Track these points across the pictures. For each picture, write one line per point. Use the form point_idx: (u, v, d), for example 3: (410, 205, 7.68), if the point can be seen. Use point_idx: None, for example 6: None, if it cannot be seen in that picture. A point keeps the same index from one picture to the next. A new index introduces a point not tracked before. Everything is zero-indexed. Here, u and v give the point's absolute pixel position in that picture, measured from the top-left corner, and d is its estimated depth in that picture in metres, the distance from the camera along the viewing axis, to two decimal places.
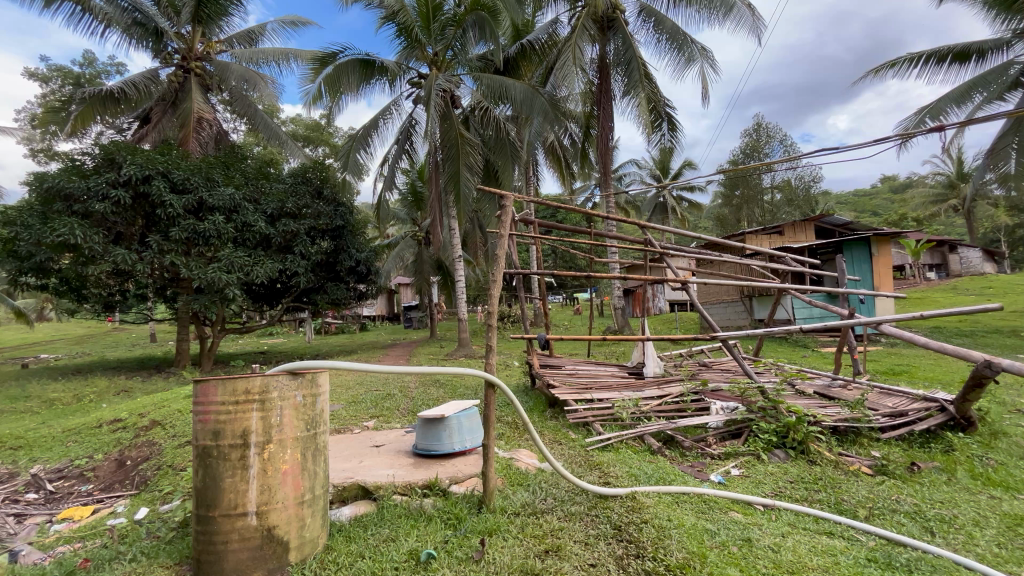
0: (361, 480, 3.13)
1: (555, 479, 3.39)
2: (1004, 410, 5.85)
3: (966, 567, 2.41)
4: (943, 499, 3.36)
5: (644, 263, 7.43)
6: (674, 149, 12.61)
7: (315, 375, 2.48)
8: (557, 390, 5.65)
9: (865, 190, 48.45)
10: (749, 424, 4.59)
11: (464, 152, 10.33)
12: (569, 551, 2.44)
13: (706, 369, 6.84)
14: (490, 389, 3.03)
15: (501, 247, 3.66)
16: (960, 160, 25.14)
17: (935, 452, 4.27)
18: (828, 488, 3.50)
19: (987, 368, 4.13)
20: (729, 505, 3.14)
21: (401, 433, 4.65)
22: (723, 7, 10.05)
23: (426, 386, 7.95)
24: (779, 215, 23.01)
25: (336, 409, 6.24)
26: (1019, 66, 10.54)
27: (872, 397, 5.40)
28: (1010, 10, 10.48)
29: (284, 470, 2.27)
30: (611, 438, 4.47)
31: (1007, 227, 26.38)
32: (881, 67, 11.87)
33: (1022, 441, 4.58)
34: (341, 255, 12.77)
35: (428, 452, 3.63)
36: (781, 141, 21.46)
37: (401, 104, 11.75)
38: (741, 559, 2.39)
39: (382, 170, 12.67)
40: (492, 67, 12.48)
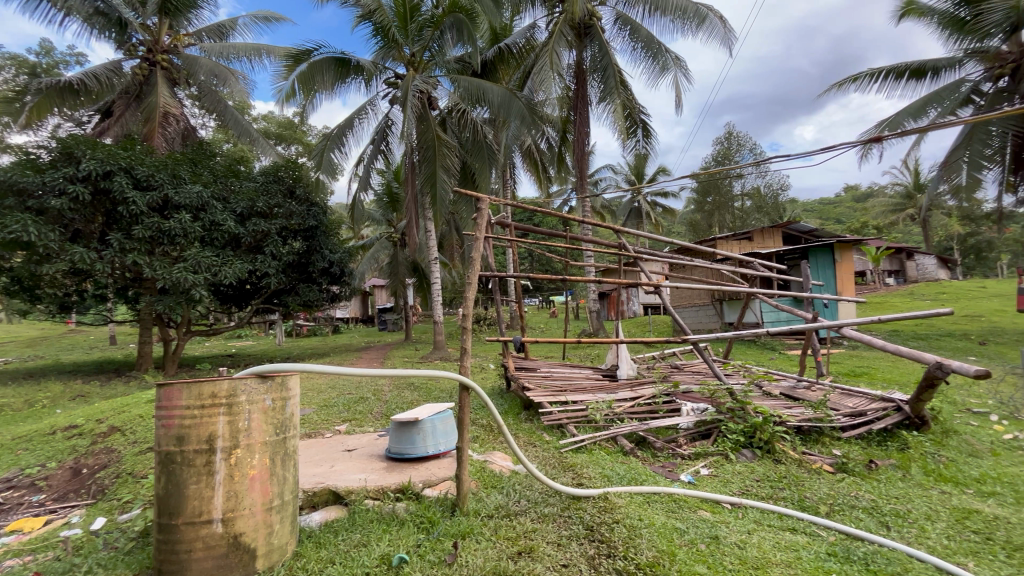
0: (332, 484, 3.08)
1: (529, 481, 3.41)
2: (956, 410, 6.17)
3: (919, 559, 2.53)
4: (898, 495, 3.52)
5: (618, 267, 7.53)
6: (649, 155, 12.85)
7: (286, 379, 2.44)
8: (532, 392, 5.67)
9: (831, 199, 50.29)
10: (718, 424, 4.72)
11: (441, 153, 10.29)
12: (542, 552, 2.46)
13: (678, 371, 6.98)
14: (464, 392, 3.02)
15: (477, 250, 3.65)
16: (917, 172, 26.43)
17: (891, 450, 4.47)
18: (792, 486, 3.62)
19: (938, 369, 4.36)
20: (698, 504, 3.22)
21: (374, 437, 4.59)
22: (696, 18, 10.33)
23: (401, 390, 7.86)
24: (749, 222, 23.70)
25: (307, 413, 6.11)
26: (970, 84, 11.18)
27: (834, 397, 5.61)
28: (962, 31, 11.12)
29: (251, 475, 2.21)
30: (585, 440, 4.52)
31: (960, 236, 27.84)
32: (844, 81, 12.41)
33: (971, 439, 4.83)
34: (314, 255, 12.57)
35: (401, 456, 3.60)
36: (750, 150, 22.15)
37: (377, 104, 11.64)
38: (709, 557, 2.45)
39: (357, 171, 12.50)
40: (469, 69, 12.48)
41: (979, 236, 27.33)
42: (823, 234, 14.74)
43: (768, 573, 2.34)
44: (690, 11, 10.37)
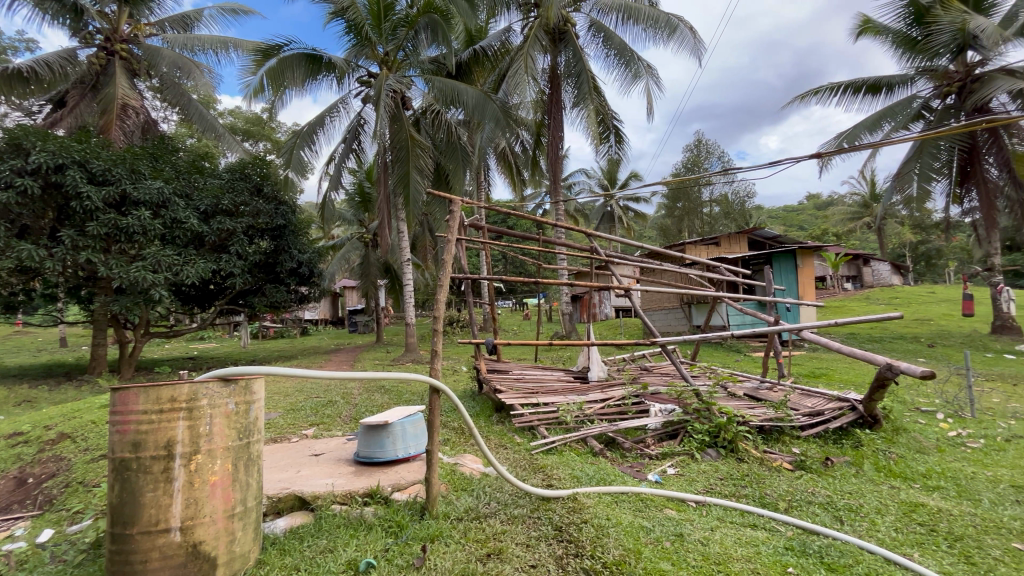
0: (299, 490, 3.02)
1: (499, 483, 3.41)
2: (906, 409, 6.50)
3: (870, 552, 2.66)
4: (851, 490, 3.69)
5: (591, 271, 7.63)
6: (621, 160, 13.08)
7: (250, 383, 2.37)
8: (504, 395, 5.69)
9: (794, 206, 52.19)
10: (684, 424, 4.83)
11: (415, 154, 10.20)
12: (510, 554, 2.48)
13: (647, 373, 7.13)
14: (434, 394, 2.99)
15: (449, 252, 3.64)
16: (873, 182, 27.75)
17: (846, 447, 4.69)
18: (754, 483, 3.75)
19: (888, 369, 4.59)
20: (664, 503, 3.29)
21: (343, 441, 4.52)
22: (667, 28, 10.59)
23: (371, 393, 7.74)
24: (716, 227, 24.41)
25: (273, 417, 5.94)
26: (921, 100, 11.81)
27: (795, 397, 5.83)
28: (914, 50, 11.75)
29: (212, 482, 2.14)
30: (555, 441, 4.56)
31: (912, 244, 29.38)
32: (806, 94, 12.93)
33: (919, 436, 5.10)
34: (282, 256, 12.28)
35: (370, 460, 3.55)
36: (718, 158, 22.82)
37: (349, 102, 11.47)
38: (673, 554, 2.51)
39: (328, 169, 12.27)
40: (444, 70, 12.41)
41: (928, 244, 28.89)
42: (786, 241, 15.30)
43: (730, 568, 2.42)
44: (661, 20, 10.59)
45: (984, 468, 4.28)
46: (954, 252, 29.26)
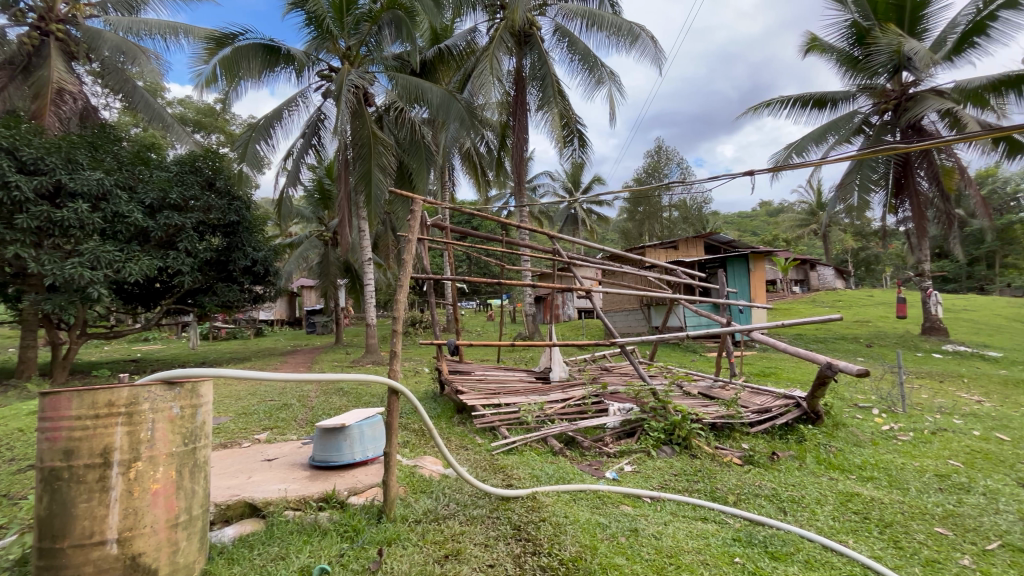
0: (249, 497, 2.91)
1: (459, 484, 3.40)
2: (846, 405, 6.92)
3: (810, 540, 2.83)
4: (795, 483, 3.90)
5: (553, 272, 7.72)
6: (585, 164, 13.29)
7: (197, 385, 2.27)
8: (465, 396, 5.66)
9: (747, 212, 54.52)
10: (641, 423, 4.96)
11: (377, 151, 10.00)
12: (468, 554, 2.48)
13: (606, 373, 7.28)
14: (394, 395, 2.95)
15: (410, 251, 3.60)
16: (820, 191, 29.39)
17: (791, 442, 4.96)
18: (705, 478, 3.90)
19: (828, 368, 4.88)
20: (621, 499, 3.38)
21: (298, 445, 4.38)
22: (629, 36, 10.86)
23: (328, 395, 7.53)
24: (675, 231, 25.22)
25: (223, 422, 5.69)
26: (862, 116, 12.63)
27: (745, 395, 6.09)
28: (856, 68, 12.54)
29: (154, 490, 2.03)
30: (516, 441, 4.59)
31: (854, 250, 31.29)
32: (759, 106, 13.57)
33: (856, 430, 5.45)
34: (235, 253, 11.78)
35: (326, 464, 3.46)
36: (677, 164, 23.59)
37: (309, 96, 11.15)
38: (628, 548, 2.59)
39: (286, 165, 11.86)
40: (408, 67, 12.24)
41: (868, 251, 30.90)
42: (739, 246, 16.00)
43: (681, 561, 2.50)
44: (624, 28, 10.83)
45: (912, 459, 4.62)
46: (890, 258, 31.40)
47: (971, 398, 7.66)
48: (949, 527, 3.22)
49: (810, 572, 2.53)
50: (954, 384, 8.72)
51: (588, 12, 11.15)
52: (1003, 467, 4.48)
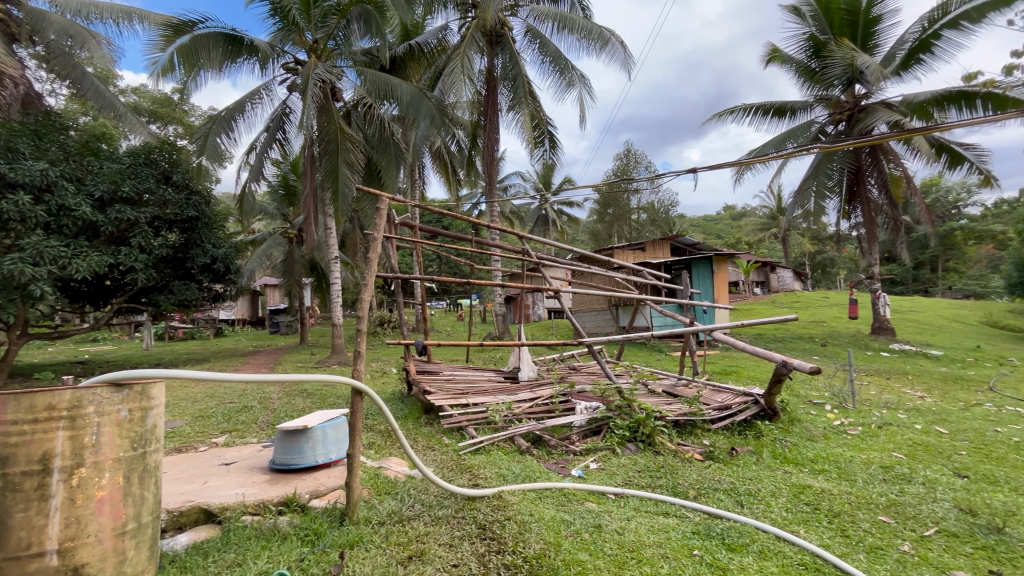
0: (204, 502, 2.81)
1: (424, 485, 3.38)
2: (801, 401, 7.24)
3: (764, 531, 2.94)
4: (752, 476, 4.05)
5: (523, 272, 7.74)
6: (555, 165, 13.39)
7: (147, 388, 2.17)
8: (433, 396, 5.61)
9: (713, 216, 56.20)
10: (607, 421, 5.05)
11: (345, 147, 9.77)
12: (432, 555, 2.47)
13: (574, 373, 7.37)
14: (357, 396, 2.91)
15: (376, 250, 3.54)
16: (780, 197, 30.59)
17: (749, 438, 5.15)
18: (668, 474, 4.01)
19: (784, 366, 5.10)
20: (586, 497, 3.42)
21: (258, 448, 4.25)
22: (600, 40, 11.02)
23: (291, 397, 7.32)
24: (643, 233, 25.75)
25: (178, 426, 5.46)
26: (818, 125, 13.22)
27: (707, 393, 6.27)
28: (813, 80, 13.12)
29: (99, 497, 1.94)
30: (483, 441, 4.58)
31: (811, 254, 32.71)
32: (723, 113, 14.02)
33: (809, 425, 5.71)
34: (193, 250, 11.31)
35: (287, 467, 3.37)
36: (646, 167, 24.10)
37: (273, 89, 10.83)
38: (591, 544, 2.63)
39: (249, 159, 11.48)
40: (377, 63, 12.04)
41: (823, 254, 32.37)
42: (703, 248, 16.50)
43: (643, 555, 2.57)
44: (594, 32, 10.99)
45: (860, 452, 4.87)
46: (843, 262, 33.00)
47: (914, 394, 8.15)
48: (892, 516, 3.41)
49: (764, 562, 2.63)
50: (900, 381, 9.24)
51: (560, 15, 11.22)
52: (941, 458, 4.79)
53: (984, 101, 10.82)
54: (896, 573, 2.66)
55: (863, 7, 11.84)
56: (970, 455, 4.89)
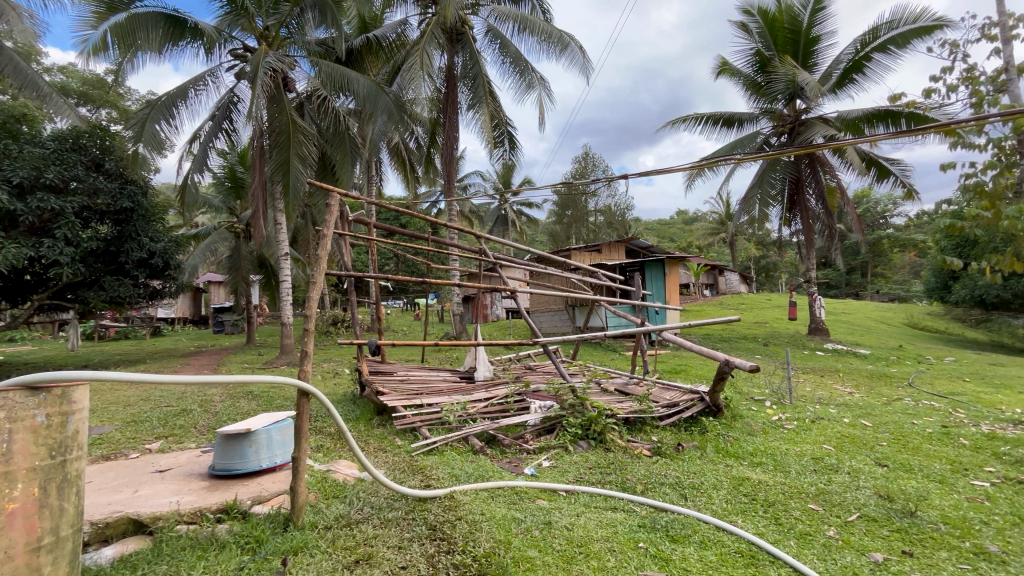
0: (133, 512, 2.64)
1: (374, 487, 3.32)
2: (743, 398, 7.63)
3: (706, 522, 3.08)
4: (695, 470, 4.24)
5: (480, 272, 7.72)
6: (514, 165, 13.45)
7: (68, 391, 2.00)
8: (386, 397, 5.51)
9: (666, 220, 58.18)
10: (561, 419, 5.15)
11: (296, 140, 9.39)
12: (380, 558, 2.44)
13: (530, 372, 7.45)
14: (303, 397, 2.81)
15: (325, 247, 3.43)
16: (728, 203, 32.06)
17: (694, 433, 5.39)
18: (617, 470, 4.13)
19: (727, 364, 5.36)
20: (537, 494, 3.49)
21: (196, 454, 4.03)
22: (559, 44, 11.19)
23: (235, 399, 6.99)
24: (600, 235, 26.32)
25: (107, 432, 5.09)
26: (763, 136, 13.94)
27: (656, 391, 6.49)
28: (759, 93, 13.84)
29: (10, 511, 1.78)
30: (437, 441, 4.55)
31: (756, 258, 34.47)
32: (676, 121, 14.54)
33: (750, 421, 6.03)
34: (127, 243, 10.56)
35: (227, 472, 3.22)
36: (603, 170, 24.65)
37: (219, 76, 10.31)
38: (540, 541, 2.68)
39: (191, 148, 10.86)
40: (333, 54, 11.69)
41: (767, 259, 34.26)
42: (656, 251, 17.06)
43: (591, 549, 2.64)
44: (555, 36, 11.14)
45: (794, 445, 5.19)
46: (785, 266, 35.03)
47: (844, 390, 8.76)
48: (821, 503, 3.67)
49: (705, 551, 2.76)
50: (832, 379, 9.91)
51: (520, 16, 11.24)
52: (865, 449, 5.19)
53: (907, 121, 11.77)
54: (822, 557, 2.86)
55: (804, 27, 12.59)
56: (890, 445, 5.32)
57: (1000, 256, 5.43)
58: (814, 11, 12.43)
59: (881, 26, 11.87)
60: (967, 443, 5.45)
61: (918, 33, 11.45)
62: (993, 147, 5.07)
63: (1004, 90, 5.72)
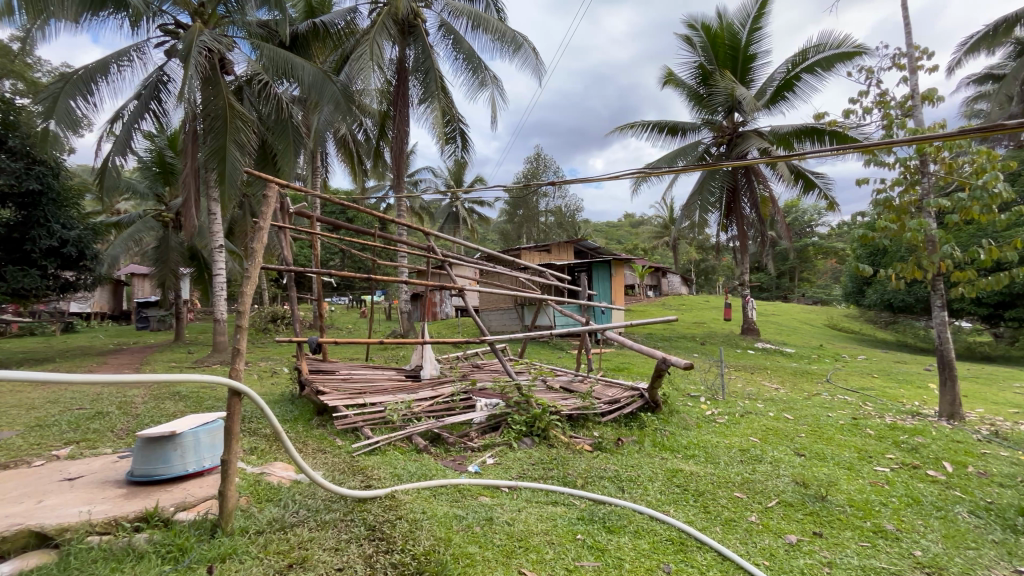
0: (37, 524, 2.42)
1: (311, 489, 3.22)
2: (681, 394, 8.04)
3: (640, 512, 3.23)
4: (633, 463, 4.43)
5: (428, 269, 7.61)
6: (466, 163, 13.35)
7: None
8: (327, 396, 5.34)
9: (614, 223, 60.00)
10: (506, 417, 5.20)
11: (234, 126, 8.85)
12: (314, 561, 2.38)
13: (477, 370, 7.45)
14: (235, 397, 2.67)
15: (260, 240, 3.26)
16: (672, 208, 33.52)
17: (634, 428, 5.62)
18: (559, 465, 4.23)
19: (664, 362, 5.62)
20: (479, 491, 3.50)
21: (113, 459, 3.74)
22: (513, 44, 11.23)
23: (160, 400, 6.50)
24: (550, 235, 26.75)
25: (5, 437, 4.60)
26: (705, 145, 14.67)
27: (600, 388, 6.69)
28: (701, 105, 14.56)
29: None
30: (379, 441, 4.47)
31: (696, 261, 36.30)
32: (625, 126, 15.02)
33: (685, 415, 6.34)
34: (33, 230, 9.57)
35: (147, 478, 3.01)
36: (554, 172, 25.05)
37: (146, 52, 9.55)
38: (481, 537, 2.71)
39: (113, 128, 9.99)
40: (276, 37, 11.15)
41: (706, 262, 36.15)
42: (602, 253, 17.56)
43: (530, 542, 2.71)
44: (508, 36, 11.16)
45: (725, 438, 5.53)
46: (722, 269, 37.09)
47: (771, 386, 9.44)
48: (745, 491, 3.93)
49: (638, 540, 2.90)
50: (761, 375, 10.63)
51: (474, 13, 11.20)
52: (786, 440, 5.62)
53: (831, 138, 12.74)
54: (744, 541, 3.08)
55: (743, 45, 13.39)
56: (808, 436, 5.79)
57: (904, 265, 6.03)
58: (751, 31, 13.25)
59: (810, 49, 12.87)
60: (872, 433, 6.04)
61: (841, 57, 12.46)
62: (900, 165, 5.63)
63: (910, 114, 6.38)
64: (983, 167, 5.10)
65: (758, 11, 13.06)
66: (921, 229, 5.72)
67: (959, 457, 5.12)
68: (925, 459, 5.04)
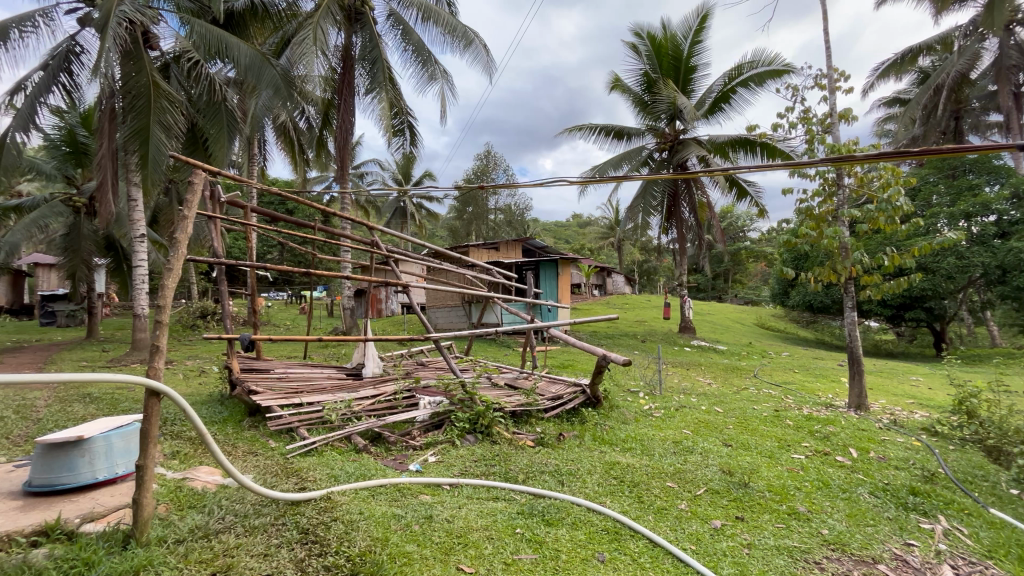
0: None
1: (240, 493, 3.05)
2: (621, 389, 8.35)
3: (578, 504, 3.33)
4: (573, 458, 4.54)
5: (371, 265, 7.40)
6: (414, 157, 13.08)
7: None
8: (260, 395, 5.08)
9: (563, 223, 61.11)
10: (448, 415, 5.18)
11: (159, 106, 8.18)
12: (241, 567, 2.27)
13: (421, 368, 7.35)
14: (152, 398, 2.46)
15: (186, 230, 3.04)
16: (618, 210, 34.68)
17: (575, 423, 5.78)
18: (501, 461, 4.27)
19: (604, 359, 5.79)
20: (420, 489, 3.47)
21: (8, 469, 3.37)
22: (463, 39, 11.12)
23: (66, 403, 5.92)
24: (499, 233, 26.88)
25: None
26: (648, 150, 15.21)
27: (543, 384, 6.80)
28: (646, 111, 15.12)
29: None
30: (316, 442, 4.32)
31: (639, 262, 37.77)
32: (573, 128, 15.30)
33: (624, 410, 6.59)
34: None
35: (49, 488, 2.75)
36: (504, 170, 25.15)
37: (55, 18, 8.61)
38: (420, 535, 2.69)
39: (13, 101, 8.95)
40: (208, 14, 10.38)
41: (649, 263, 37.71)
42: (550, 252, 17.85)
43: (469, 539, 2.73)
44: (458, 31, 11.05)
45: (659, 431, 5.77)
46: (663, 270, 38.81)
47: (704, 381, 9.99)
48: (676, 481, 4.14)
49: (575, 531, 2.98)
50: (696, 371, 11.24)
51: (424, 5, 11.01)
52: (715, 431, 5.99)
53: (761, 149, 13.60)
54: (673, 527, 3.26)
55: (684, 56, 14.02)
56: (734, 428, 6.20)
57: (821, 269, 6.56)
58: (693, 43, 13.91)
59: (745, 65, 13.71)
60: (790, 423, 6.55)
61: (772, 74, 13.35)
62: (820, 177, 6.13)
63: (829, 130, 6.96)
64: (889, 182, 5.65)
65: (699, 25, 13.72)
66: (836, 237, 6.26)
67: (863, 443, 5.67)
68: (834, 446, 5.55)
